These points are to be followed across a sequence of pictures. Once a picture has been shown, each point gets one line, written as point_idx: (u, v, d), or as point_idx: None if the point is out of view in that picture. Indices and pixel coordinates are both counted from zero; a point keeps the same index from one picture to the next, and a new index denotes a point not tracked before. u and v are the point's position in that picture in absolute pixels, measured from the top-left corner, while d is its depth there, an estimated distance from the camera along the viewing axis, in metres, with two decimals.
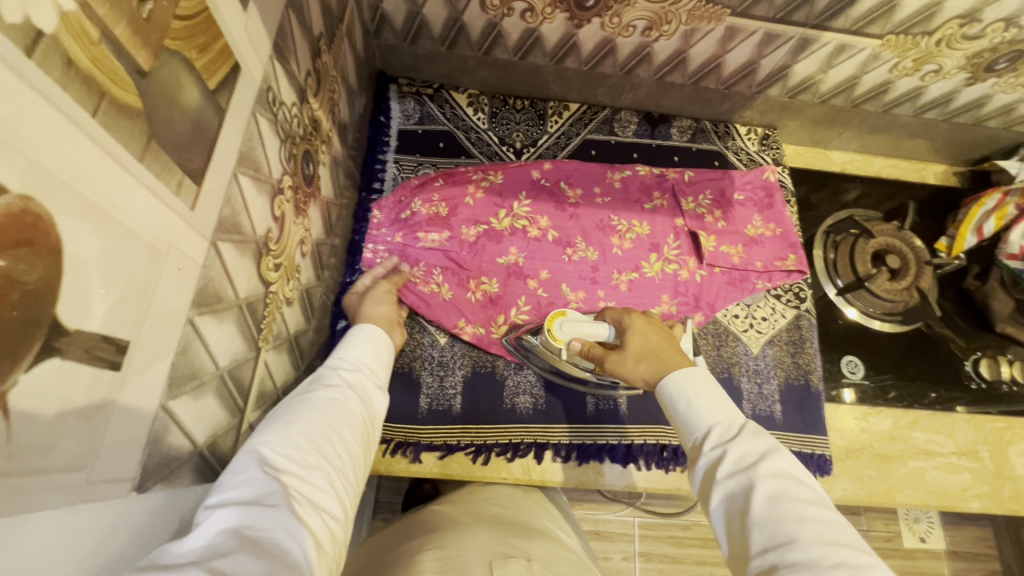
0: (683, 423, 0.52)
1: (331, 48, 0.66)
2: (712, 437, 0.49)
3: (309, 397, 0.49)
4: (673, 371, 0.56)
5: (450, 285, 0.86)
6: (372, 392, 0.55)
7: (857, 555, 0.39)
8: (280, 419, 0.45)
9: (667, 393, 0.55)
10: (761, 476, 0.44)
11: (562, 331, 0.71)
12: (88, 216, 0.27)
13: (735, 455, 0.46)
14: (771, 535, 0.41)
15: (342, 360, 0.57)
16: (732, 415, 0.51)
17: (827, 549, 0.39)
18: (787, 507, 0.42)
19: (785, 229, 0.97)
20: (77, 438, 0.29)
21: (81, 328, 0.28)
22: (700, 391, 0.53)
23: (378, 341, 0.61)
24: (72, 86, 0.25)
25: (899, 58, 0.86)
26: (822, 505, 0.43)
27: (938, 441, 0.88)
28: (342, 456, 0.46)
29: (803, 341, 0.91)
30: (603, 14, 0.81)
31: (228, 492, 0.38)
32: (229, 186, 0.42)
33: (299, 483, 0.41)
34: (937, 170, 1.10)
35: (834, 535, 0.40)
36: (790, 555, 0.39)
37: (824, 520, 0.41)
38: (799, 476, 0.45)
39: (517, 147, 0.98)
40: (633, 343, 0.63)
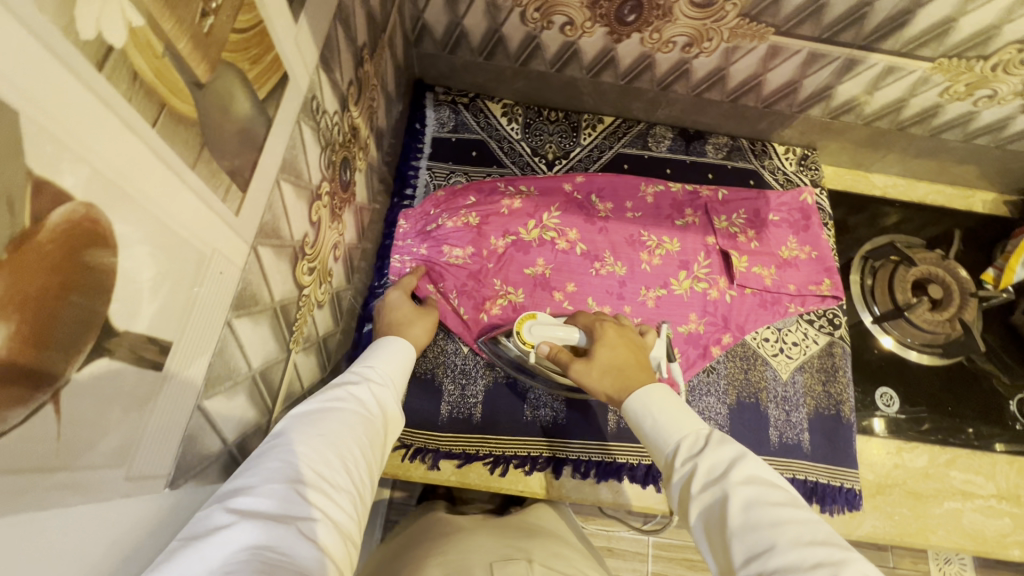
0: (650, 440, 0.51)
1: (373, 57, 0.68)
2: (682, 451, 0.48)
3: (341, 406, 0.49)
4: (635, 391, 0.55)
5: (466, 309, 0.84)
6: (397, 407, 0.56)
7: (835, 550, 0.38)
8: (314, 427, 0.45)
9: (634, 412, 0.53)
10: (733, 485, 0.43)
11: (533, 334, 0.68)
12: (142, 223, 0.28)
13: (706, 467, 0.45)
14: (752, 546, 0.40)
15: (367, 368, 0.57)
16: (696, 426, 0.49)
17: (807, 551, 0.38)
18: (762, 513, 0.41)
19: (821, 253, 0.95)
20: (122, 435, 0.29)
21: (129, 329, 0.29)
22: (664, 406, 0.52)
23: (403, 353, 0.62)
24: (135, 98, 0.26)
25: (950, 82, 0.83)
26: (795, 505, 0.42)
27: (977, 483, 0.84)
28: (366, 476, 0.47)
29: (836, 370, 0.88)
30: (643, 30, 0.80)
31: (256, 500, 0.38)
32: (271, 192, 0.44)
33: (325, 501, 0.41)
34: (986, 198, 1.05)
35: (810, 534, 0.39)
36: (771, 563, 0.38)
37: (797, 520, 0.40)
38: (770, 480, 0.44)
39: (549, 158, 0.98)
40: (599, 355, 0.62)
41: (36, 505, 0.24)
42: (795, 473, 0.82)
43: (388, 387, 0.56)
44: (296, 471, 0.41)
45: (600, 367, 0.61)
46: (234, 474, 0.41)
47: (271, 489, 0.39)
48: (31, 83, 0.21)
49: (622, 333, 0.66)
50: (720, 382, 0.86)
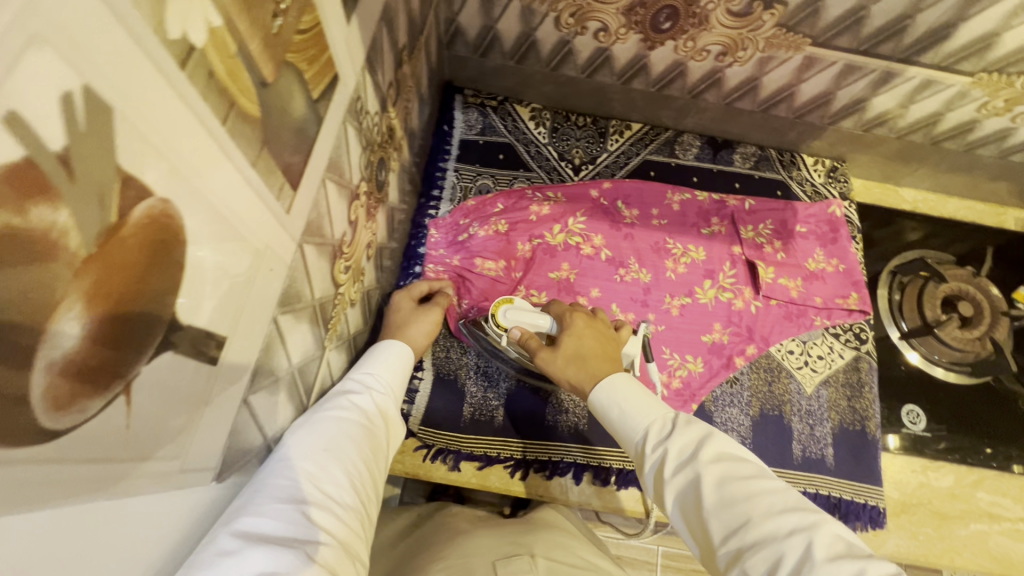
0: (621, 431, 0.54)
1: (410, 58, 0.68)
2: (651, 437, 0.51)
3: (345, 423, 0.49)
4: (601, 381, 0.58)
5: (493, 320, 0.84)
6: (396, 416, 0.57)
7: (805, 514, 0.42)
8: (317, 444, 0.45)
9: (599, 403, 0.57)
10: (703, 464, 0.46)
11: (507, 318, 0.70)
12: (208, 220, 0.29)
13: (676, 451, 0.48)
14: (728, 521, 0.43)
15: (363, 377, 0.57)
16: (662, 412, 0.53)
17: (778, 520, 0.41)
18: (734, 489, 0.44)
19: (849, 266, 0.94)
20: (180, 426, 0.30)
21: (192, 323, 0.29)
22: (628, 396, 0.55)
23: (405, 365, 0.62)
24: (210, 97, 0.27)
25: (989, 97, 0.82)
26: (763, 475, 0.45)
27: (1004, 505, 0.83)
28: (368, 492, 0.48)
29: (862, 385, 0.87)
30: (677, 38, 0.80)
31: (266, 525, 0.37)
32: (318, 191, 0.44)
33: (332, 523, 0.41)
34: (1018, 216, 1.04)
35: (780, 502, 0.43)
36: (749, 536, 0.42)
37: (766, 489, 0.44)
38: (737, 454, 0.48)
39: (576, 163, 0.98)
40: (565, 343, 0.64)
41: (101, 493, 0.25)
42: (818, 488, 0.81)
43: (386, 398, 0.57)
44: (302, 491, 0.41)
45: (564, 355, 0.63)
46: (238, 492, 0.39)
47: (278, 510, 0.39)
48: (124, 78, 0.21)
49: (591, 324, 0.67)
50: (743, 394, 0.86)
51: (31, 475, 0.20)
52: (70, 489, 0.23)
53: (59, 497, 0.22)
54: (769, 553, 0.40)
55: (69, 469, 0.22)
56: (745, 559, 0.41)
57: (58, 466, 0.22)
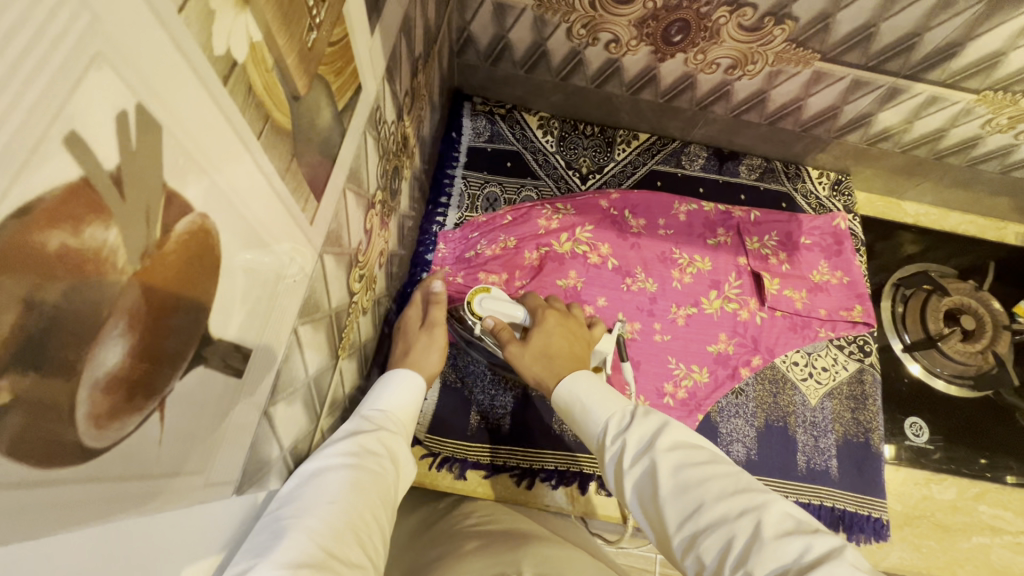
0: (584, 423, 0.56)
1: (425, 67, 0.68)
2: (611, 429, 0.52)
3: (352, 466, 0.47)
4: (564, 379, 0.61)
5: None
6: (406, 456, 0.54)
7: (755, 495, 0.43)
8: (322, 494, 0.43)
9: (563, 400, 0.59)
10: (660, 452, 0.47)
11: (484, 308, 0.70)
12: (240, 233, 0.29)
13: (634, 442, 0.50)
14: (682, 507, 0.44)
15: (372, 416, 0.56)
16: (621, 405, 0.54)
17: (729, 501, 0.43)
18: (688, 474, 0.45)
19: (853, 278, 0.94)
20: (207, 440, 0.30)
21: (222, 337, 0.29)
22: (590, 392, 0.57)
23: (416, 398, 0.61)
24: (248, 111, 0.27)
25: (993, 114, 0.83)
26: (717, 461, 0.47)
27: (1005, 518, 0.85)
28: (376, 543, 0.44)
29: (866, 398, 0.88)
30: (688, 50, 0.81)
31: None
32: (339, 201, 0.44)
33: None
34: (1018, 230, 1.05)
35: (733, 484, 0.44)
36: (702, 519, 0.43)
37: (719, 472, 0.45)
38: (692, 442, 0.49)
39: (583, 172, 0.98)
40: (535, 340, 0.67)
41: (133, 511, 0.24)
42: (823, 500, 0.81)
43: (396, 436, 0.55)
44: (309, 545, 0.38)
45: (535, 351, 0.66)
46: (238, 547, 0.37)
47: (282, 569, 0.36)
48: (173, 96, 0.21)
49: (563, 323, 0.71)
50: (748, 405, 0.86)
51: (73, 495, 0.20)
52: (105, 507, 0.22)
53: (94, 514, 0.22)
54: (720, 536, 0.41)
55: (106, 487, 0.22)
56: (699, 543, 0.42)
57: (98, 485, 0.21)
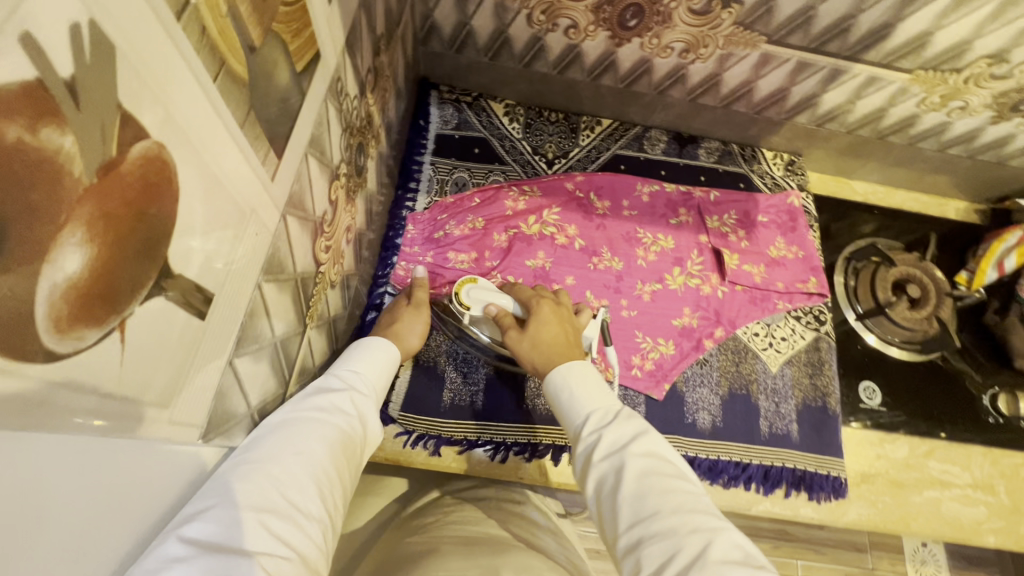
0: (566, 412, 0.58)
1: (388, 47, 0.70)
2: (590, 423, 0.54)
3: (319, 420, 0.48)
4: (559, 366, 0.62)
5: None
6: (376, 418, 0.56)
7: (710, 518, 0.45)
8: (291, 442, 0.44)
9: (553, 385, 0.60)
10: (630, 455, 0.50)
11: (470, 296, 0.75)
12: (199, 172, 0.30)
13: (609, 440, 0.52)
14: (639, 511, 0.46)
15: (345, 375, 0.57)
16: (607, 403, 0.56)
17: (683, 516, 0.45)
18: (652, 481, 0.48)
19: (808, 253, 0.99)
20: (169, 372, 0.31)
21: (182, 273, 0.30)
22: (581, 383, 0.59)
23: (388, 359, 0.62)
24: (203, 52, 0.28)
25: (926, 93, 0.88)
26: (682, 478, 0.49)
27: (954, 472, 0.89)
28: (338, 498, 0.45)
29: (822, 364, 0.92)
30: (643, 35, 0.84)
31: (212, 524, 0.35)
32: (300, 164, 0.45)
33: (294, 532, 0.39)
34: (958, 206, 1.12)
35: (691, 503, 0.46)
36: (653, 526, 0.45)
37: (681, 490, 0.47)
38: (664, 454, 0.51)
39: (549, 157, 1.01)
40: (532, 329, 0.68)
41: (93, 428, 0.25)
42: (785, 461, 0.85)
43: (366, 398, 0.56)
44: (267, 497, 0.39)
45: (530, 339, 0.67)
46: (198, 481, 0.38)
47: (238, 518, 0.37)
48: (130, 23, 0.22)
49: (556, 312, 0.72)
50: (712, 374, 0.89)
51: (33, 394, 0.21)
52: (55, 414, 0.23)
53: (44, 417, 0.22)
54: (667, 545, 0.43)
55: (71, 395, 0.23)
56: (643, 548, 0.44)
57: (60, 390, 0.23)
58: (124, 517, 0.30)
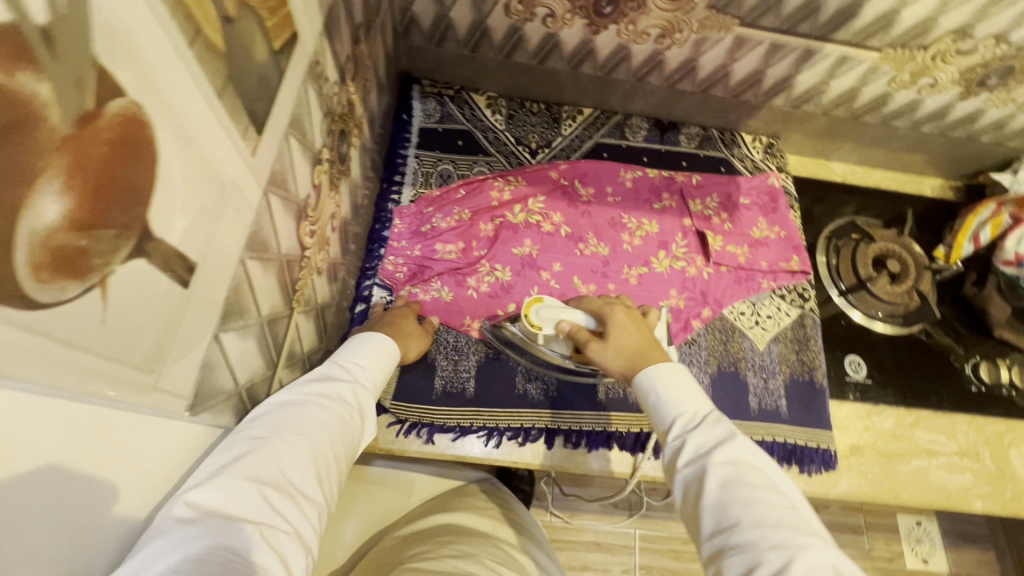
0: (654, 412, 0.58)
1: (367, 37, 0.70)
2: (677, 426, 0.55)
3: (320, 404, 0.48)
4: (647, 367, 0.62)
5: (449, 287, 0.88)
6: (376, 408, 0.55)
7: (795, 534, 0.44)
8: (295, 423, 0.44)
9: (641, 385, 0.61)
10: (713, 463, 0.50)
11: (540, 316, 0.74)
12: (178, 137, 0.30)
13: (694, 445, 0.52)
14: (720, 520, 0.47)
15: (351, 366, 0.56)
16: (697, 405, 0.56)
17: (765, 530, 0.44)
18: (736, 491, 0.48)
19: (789, 232, 1.01)
20: (153, 338, 0.31)
21: (164, 238, 0.30)
22: (671, 383, 0.58)
23: (386, 354, 0.61)
24: (178, 17, 0.29)
25: (896, 71, 0.90)
26: (772, 490, 0.48)
27: (941, 441, 0.91)
28: (337, 482, 0.45)
29: (808, 340, 0.94)
30: (619, 21, 0.86)
31: (213, 494, 0.37)
32: (281, 144, 0.46)
33: (292, 506, 0.40)
34: (934, 183, 1.15)
35: (776, 517, 0.45)
36: (733, 538, 0.45)
37: (767, 502, 0.46)
38: (753, 463, 0.50)
39: (533, 147, 1.02)
40: (614, 338, 0.68)
41: (73, 387, 0.26)
42: (775, 436, 0.86)
43: (367, 389, 0.55)
44: (268, 471, 0.40)
45: (613, 348, 0.67)
46: (204, 456, 0.40)
47: (238, 485, 0.38)
48: None
49: (630, 316, 0.72)
50: (701, 353, 0.90)
51: (13, 341, 0.21)
52: (73, 379, 0.25)
53: (70, 381, 0.25)
54: (747, 557, 0.43)
55: (52, 347, 0.23)
56: (724, 558, 0.45)
57: (40, 339, 0.23)
58: (113, 486, 0.31)
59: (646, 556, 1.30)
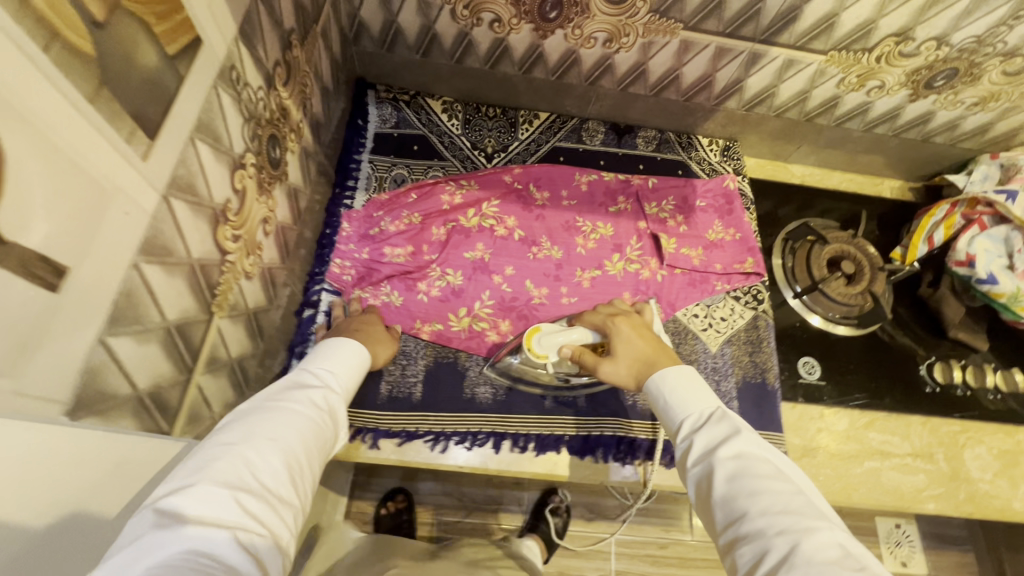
0: (667, 416, 0.64)
1: (303, 43, 0.70)
2: (687, 428, 0.60)
3: (292, 411, 0.50)
4: (656, 372, 0.68)
5: (399, 291, 0.87)
6: (344, 414, 0.58)
7: (801, 519, 0.46)
8: (265, 429, 0.46)
9: (653, 392, 0.66)
10: (720, 459, 0.54)
11: (542, 346, 0.78)
12: (33, 140, 0.30)
13: (702, 444, 0.57)
14: (729, 512, 0.50)
15: (321, 374, 0.59)
16: (704, 407, 0.61)
17: (770, 516, 0.47)
18: (742, 483, 0.51)
19: (745, 234, 1.01)
20: (7, 343, 0.31)
21: (17, 241, 0.30)
22: (680, 388, 0.64)
23: (356, 358, 0.64)
24: (25, 21, 0.29)
25: (843, 74, 0.91)
26: (778, 478, 0.51)
27: (894, 443, 0.90)
28: (309, 486, 0.48)
29: (761, 341, 0.93)
30: (565, 26, 0.86)
31: (187, 502, 0.38)
32: (185, 149, 0.46)
33: (267, 507, 0.42)
34: (893, 185, 1.16)
35: (781, 503, 0.48)
36: (743, 527, 0.48)
37: (775, 490, 0.49)
38: (760, 455, 0.53)
39: (488, 152, 1.02)
40: (623, 352, 0.72)
41: None
42: None
43: (337, 396, 0.58)
44: (240, 476, 0.42)
45: (625, 361, 0.72)
46: (175, 470, 0.42)
47: (212, 490, 0.39)
48: None
49: (635, 327, 0.76)
50: None
51: None
52: None
53: None
54: (756, 545, 0.46)
55: None
56: (736, 548, 0.48)
57: None
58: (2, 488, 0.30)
59: (622, 562, 1.30)
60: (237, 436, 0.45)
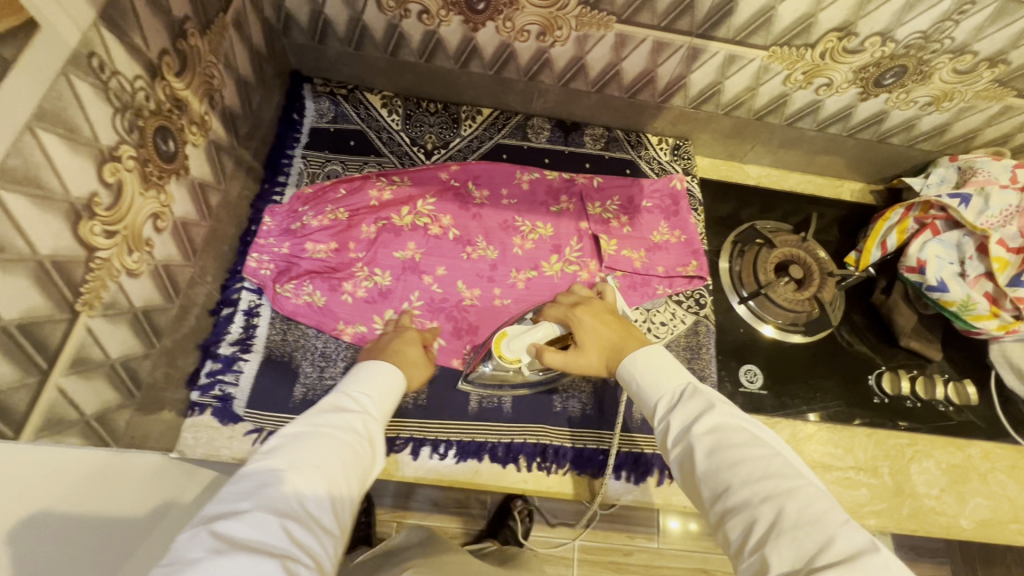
0: (641, 398, 0.62)
1: (204, 33, 0.68)
2: (662, 405, 0.59)
3: (332, 437, 0.55)
4: (627, 358, 0.65)
5: (321, 291, 0.85)
6: (383, 437, 0.61)
7: (783, 481, 0.47)
8: (310, 457, 0.52)
9: (625, 374, 0.64)
10: (696, 436, 0.54)
11: (512, 350, 0.75)
12: None
13: (677, 424, 0.56)
14: (714, 487, 0.50)
15: (359, 398, 0.63)
16: (675, 383, 0.60)
17: (755, 485, 0.48)
18: (721, 456, 0.51)
19: (689, 237, 0.98)
20: None
21: None
22: (649, 369, 0.62)
23: (391, 380, 0.67)
24: None
25: (788, 70, 0.87)
26: (755, 443, 0.51)
27: (836, 455, 0.87)
28: (348, 513, 0.52)
29: (700, 347, 0.90)
30: (495, 18, 0.83)
31: (241, 526, 0.44)
32: (21, 138, 0.43)
33: (310, 535, 0.46)
34: (853, 187, 1.12)
35: (762, 468, 0.49)
36: (730, 500, 0.49)
37: (756, 456, 0.50)
38: (734, 423, 0.54)
39: (428, 148, 1.00)
40: (587, 342, 0.71)
41: None
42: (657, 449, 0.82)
43: (374, 420, 0.62)
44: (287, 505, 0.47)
45: (594, 348, 0.70)
46: (235, 489, 0.48)
47: (263, 519, 0.45)
48: None
49: (597, 315, 0.74)
50: None
51: None
52: None
53: None
54: (744, 515, 0.47)
55: None
56: (727, 521, 0.48)
57: None
58: None
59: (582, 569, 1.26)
60: (285, 462, 0.51)
